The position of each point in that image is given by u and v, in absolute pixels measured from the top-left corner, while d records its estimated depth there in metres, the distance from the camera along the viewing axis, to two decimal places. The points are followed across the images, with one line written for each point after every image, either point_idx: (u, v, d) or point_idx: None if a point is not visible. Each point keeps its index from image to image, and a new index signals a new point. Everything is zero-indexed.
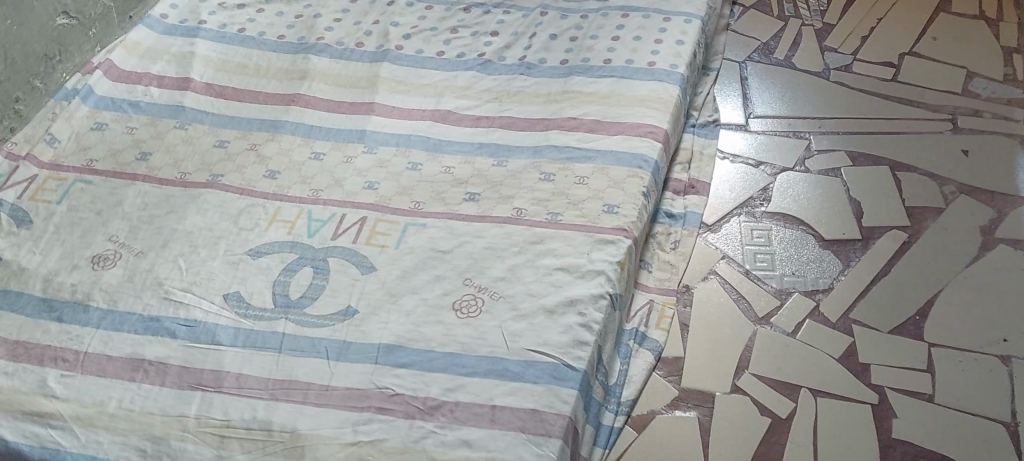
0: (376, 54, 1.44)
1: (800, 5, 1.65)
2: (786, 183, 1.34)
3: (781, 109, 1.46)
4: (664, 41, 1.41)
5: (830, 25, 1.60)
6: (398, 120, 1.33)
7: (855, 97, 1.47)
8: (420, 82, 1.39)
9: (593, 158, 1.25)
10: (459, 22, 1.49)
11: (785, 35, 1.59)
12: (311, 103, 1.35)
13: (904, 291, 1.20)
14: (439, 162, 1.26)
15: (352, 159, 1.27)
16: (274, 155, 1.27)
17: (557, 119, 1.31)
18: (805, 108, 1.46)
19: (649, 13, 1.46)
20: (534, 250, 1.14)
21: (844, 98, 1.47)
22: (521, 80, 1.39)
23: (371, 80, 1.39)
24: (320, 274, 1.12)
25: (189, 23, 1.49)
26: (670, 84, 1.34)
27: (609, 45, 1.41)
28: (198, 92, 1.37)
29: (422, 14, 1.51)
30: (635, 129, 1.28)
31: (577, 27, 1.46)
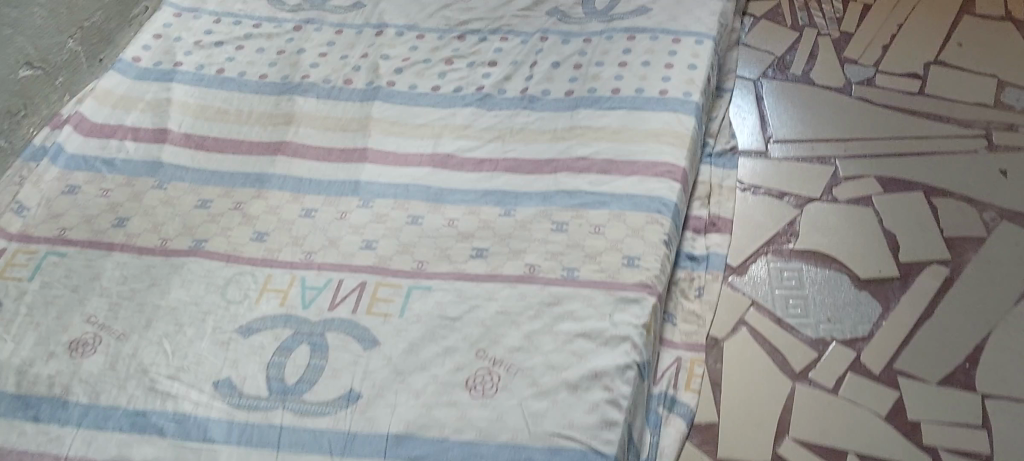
0: (366, 92, 1.34)
1: (814, 12, 1.54)
2: (814, 215, 1.25)
3: (802, 131, 1.36)
4: (675, 66, 1.31)
5: (848, 34, 1.50)
6: (394, 168, 1.23)
7: (880, 114, 1.37)
8: (416, 122, 1.29)
9: (608, 202, 1.16)
10: (453, 52, 1.38)
11: (801, 47, 1.49)
12: (299, 151, 1.26)
13: (950, 335, 1.11)
14: (441, 214, 1.17)
15: (346, 215, 1.17)
16: (261, 214, 1.18)
17: (565, 159, 1.22)
18: (828, 129, 1.36)
19: (657, 33, 1.36)
20: (552, 314, 1.04)
21: (868, 116, 1.37)
22: (524, 116, 1.29)
23: (362, 121, 1.30)
24: (318, 352, 1.02)
25: (163, 65, 1.38)
26: (684, 115, 1.25)
27: (617, 73, 1.32)
28: (176, 145, 1.27)
29: (413, 43, 1.40)
30: (650, 168, 1.19)
31: (581, 53, 1.36)
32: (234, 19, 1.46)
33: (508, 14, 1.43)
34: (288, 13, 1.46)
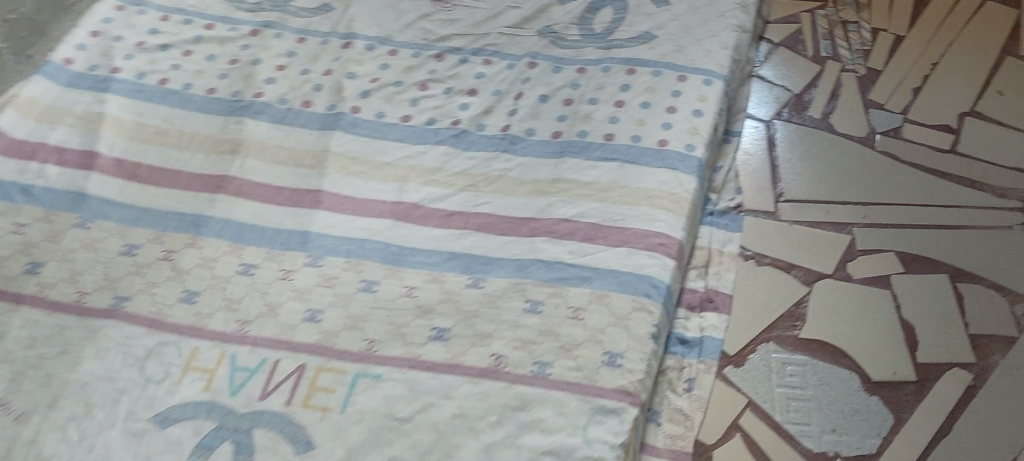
0: (327, 118, 1.18)
1: (839, 42, 1.38)
2: (824, 296, 1.11)
3: (817, 189, 1.21)
4: (679, 110, 1.16)
5: (875, 72, 1.34)
6: (350, 217, 1.08)
7: (906, 174, 1.22)
8: (379, 160, 1.14)
9: (590, 279, 1.01)
10: (428, 75, 1.22)
11: (821, 84, 1.33)
12: (243, 190, 1.11)
13: (971, 456, 0.96)
14: (400, 280, 1.02)
15: (290, 274, 1.02)
16: (192, 268, 1.03)
17: (546, 220, 1.08)
18: (846, 189, 1.21)
19: (661, 68, 1.20)
20: (516, 420, 0.90)
21: (892, 175, 1.22)
22: (503, 161, 1.14)
23: (319, 155, 1.14)
24: (243, 455, 0.88)
25: (98, 70, 1.22)
26: (684, 174, 1.10)
27: (611, 114, 1.17)
28: (105, 173, 1.12)
29: (384, 60, 1.24)
30: (641, 239, 1.04)
31: (573, 85, 1.20)
32: (185, 17, 1.29)
33: (493, 31, 1.26)
34: (246, 13, 1.30)
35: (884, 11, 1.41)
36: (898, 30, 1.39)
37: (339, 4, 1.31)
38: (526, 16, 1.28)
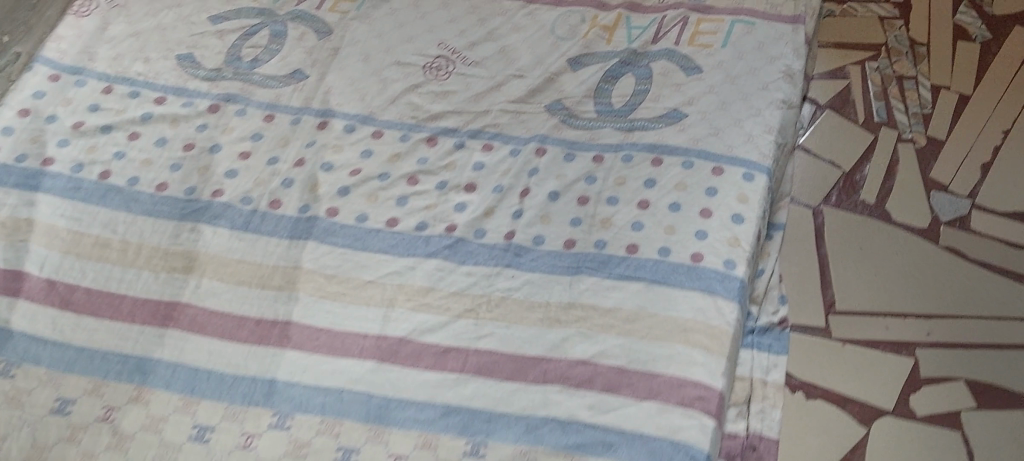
0: (299, 224, 1.00)
1: (894, 103, 1.19)
2: (884, 437, 0.94)
3: (873, 298, 1.04)
4: (715, 215, 0.98)
5: (937, 143, 1.16)
6: (325, 357, 0.90)
7: (975, 278, 1.05)
8: (359, 278, 0.97)
9: (615, 447, 0.84)
10: (418, 165, 1.04)
11: (876, 158, 1.15)
12: (197, 322, 0.93)
13: None
14: (385, 447, 0.85)
15: (252, 441, 0.85)
16: (136, 432, 0.86)
17: (559, 360, 0.90)
18: (907, 298, 1.04)
19: (692, 157, 1.02)
20: None
21: (958, 279, 1.05)
22: (506, 278, 0.96)
23: (288, 273, 0.97)
24: None
25: (28, 161, 1.03)
26: (723, 300, 0.92)
27: (634, 218, 0.99)
28: (34, 300, 0.94)
29: (366, 145, 1.06)
30: (674, 390, 0.87)
31: (588, 179, 1.03)
32: (131, 87, 1.10)
33: (494, 108, 1.08)
34: (203, 82, 1.10)
35: (946, 62, 1.23)
36: (962, 88, 1.20)
37: (313, 70, 1.12)
38: (531, 88, 1.09)
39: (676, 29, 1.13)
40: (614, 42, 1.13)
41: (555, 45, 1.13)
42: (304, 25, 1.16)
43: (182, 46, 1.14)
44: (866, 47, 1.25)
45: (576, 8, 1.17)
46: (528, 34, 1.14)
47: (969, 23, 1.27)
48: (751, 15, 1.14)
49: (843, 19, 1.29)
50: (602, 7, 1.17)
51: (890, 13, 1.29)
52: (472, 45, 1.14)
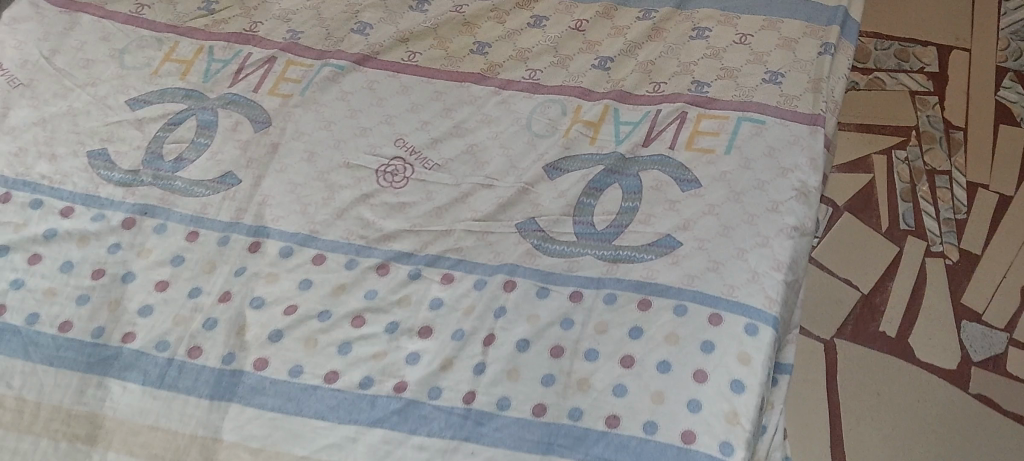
0: (223, 380, 0.85)
1: (924, 206, 1.21)
2: None
3: (884, 434, 1.04)
4: (710, 378, 0.82)
5: (967, 257, 1.17)
6: None
7: (998, 429, 1.04)
8: (290, 452, 0.81)
9: None
10: (365, 300, 0.89)
11: (899, 281, 1.15)
12: None
13: None
14: None
15: None
16: None
17: None
18: (921, 441, 1.04)
19: (685, 300, 0.86)
20: None
21: (978, 432, 1.04)
22: (464, 455, 0.80)
23: (209, 444, 0.81)
24: None
25: None
26: None
27: (615, 380, 0.83)
28: None
29: (306, 273, 0.90)
30: None
31: (564, 322, 0.87)
32: (32, 195, 0.94)
33: (457, 226, 0.93)
34: (118, 188, 0.94)
35: (987, 134, 1.25)
36: (1002, 187, 1.22)
37: (248, 172, 0.96)
38: (502, 202, 0.94)
39: (671, 129, 0.97)
40: (599, 142, 0.97)
41: (531, 144, 0.97)
42: (238, 113, 0.99)
43: (94, 139, 0.97)
44: (891, 129, 1.28)
45: (556, 96, 1.00)
46: (500, 129, 0.98)
47: (1013, 101, 1.28)
48: (762, 111, 0.96)
49: (870, 93, 1.32)
50: (586, 96, 1.00)
51: (924, 86, 1.31)
52: (434, 142, 0.98)
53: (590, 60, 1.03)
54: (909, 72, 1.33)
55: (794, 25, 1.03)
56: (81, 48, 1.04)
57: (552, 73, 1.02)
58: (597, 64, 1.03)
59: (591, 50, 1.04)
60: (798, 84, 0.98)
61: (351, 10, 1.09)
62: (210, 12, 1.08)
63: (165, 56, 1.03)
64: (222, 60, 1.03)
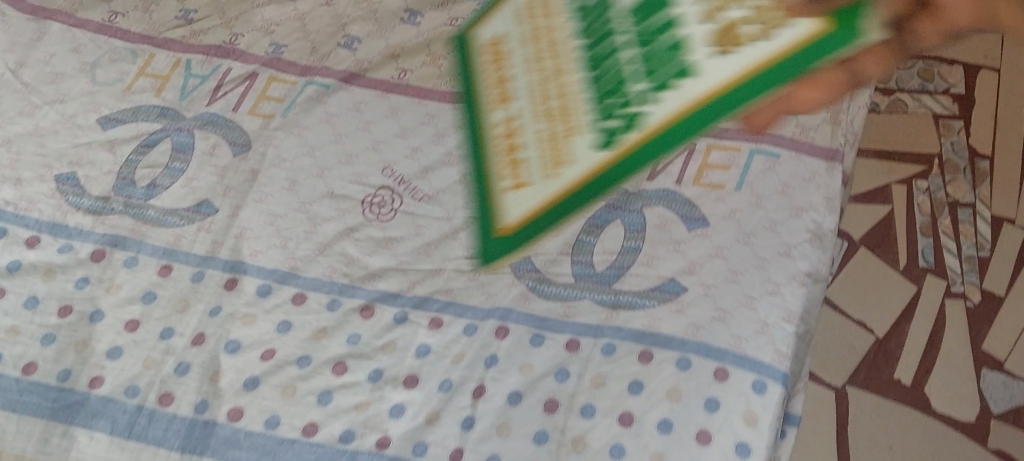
0: (193, 431, 0.78)
1: (945, 241, 1.15)
2: None
3: None
4: (716, 441, 0.75)
5: (991, 298, 1.11)
6: None
7: None
8: None
9: None
10: (348, 346, 0.83)
11: (915, 323, 1.09)
12: None
13: None
14: None
15: None
16: None
17: None
18: None
19: (688, 353, 0.80)
20: None
21: None
22: None
23: None
24: None
25: None
26: None
27: (614, 440, 0.76)
28: None
29: (285, 314, 0.84)
30: None
31: (559, 373, 0.81)
32: None
33: (447, 265, 0.87)
34: (87, 216, 0.89)
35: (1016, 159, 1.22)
36: None
37: (225, 200, 0.90)
38: None
39: (678, 162, 0.91)
40: None
41: None
42: (216, 134, 0.94)
43: (62, 162, 0.92)
44: (914, 156, 1.24)
45: None
46: None
47: None
48: (775, 143, 0.91)
49: (892, 116, 1.28)
50: None
51: (948, 108, 1.28)
52: (426, 170, 0.93)
53: None
54: (935, 94, 1.29)
55: None
56: (49, 60, 0.99)
57: None
58: None
59: None
60: (814, 117, 0.92)
61: (338, 23, 1.04)
62: (188, 22, 1.03)
63: (140, 70, 0.98)
64: (200, 75, 0.99)
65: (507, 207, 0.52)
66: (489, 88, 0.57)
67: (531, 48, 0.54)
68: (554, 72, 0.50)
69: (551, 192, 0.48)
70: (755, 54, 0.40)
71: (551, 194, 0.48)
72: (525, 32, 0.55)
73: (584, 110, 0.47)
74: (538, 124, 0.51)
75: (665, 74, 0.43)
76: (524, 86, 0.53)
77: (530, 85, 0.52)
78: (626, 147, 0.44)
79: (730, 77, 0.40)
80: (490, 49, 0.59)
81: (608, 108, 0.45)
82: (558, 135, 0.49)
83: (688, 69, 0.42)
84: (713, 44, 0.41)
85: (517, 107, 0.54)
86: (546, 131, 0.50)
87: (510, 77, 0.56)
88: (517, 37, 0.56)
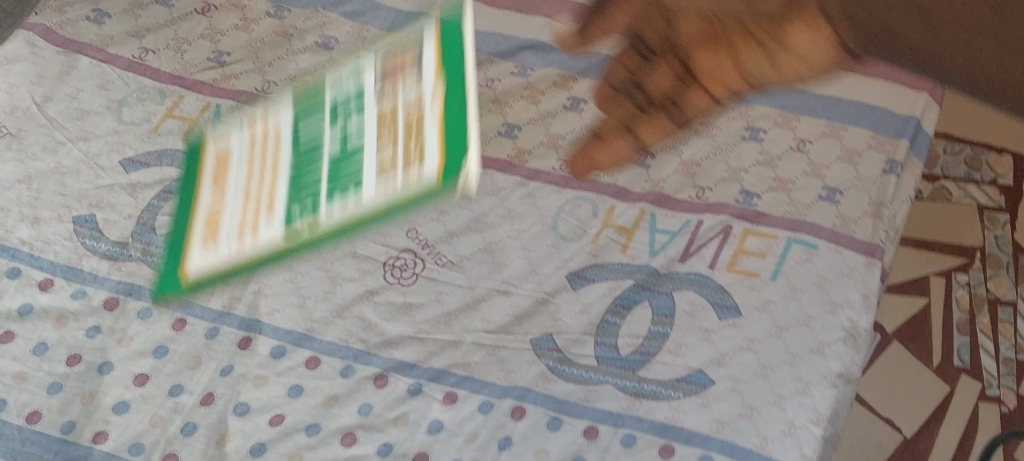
0: None
1: (982, 340, 1.12)
2: None
3: None
4: None
5: None
6: None
7: None
8: None
9: None
10: (359, 417, 0.80)
11: (948, 426, 1.06)
12: None
13: None
14: None
15: None
16: None
17: None
18: None
19: (712, 451, 0.76)
20: None
21: None
22: None
23: None
24: None
25: None
26: None
27: None
28: None
29: (298, 379, 0.82)
30: None
31: None
32: (11, 262, 0.87)
33: (467, 338, 0.84)
34: (102, 261, 0.87)
35: None
36: None
37: None
38: (518, 313, 0.85)
39: (713, 245, 0.88)
40: (631, 250, 0.89)
41: (556, 247, 0.89)
42: None
43: (82, 203, 0.91)
44: (952, 248, 1.20)
45: (588, 193, 0.93)
46: (523, 228, 0.91)
47: None
48: (813, 233, 0.88)
49: (935, 205, 1.23)
50: (622, 196, 0.92)
51: (995, 200, 1.23)
52: (451, 236, 0.91)
53: None
54: (981, 184, 1.24)
55: (858, 135, 0.95)
56: (77, 95, 0.98)
57: None
58: None
59: None
60: (857, 207, 0.89)
61: None
62: (220, 65, 1.02)
63: (168, 112, 0.98)
64: None
65: (207, 256, 0.59)
66: (222, 182, 0.65)
67: (260, 154, 0.62)
68: (268, 173, 0.60)
69: (242, 255, 0.56)
70: (389, 190, 0.49)
71: (251, 247, 0.56)
72: (251, 150, 0.64)
73: (279, 198, 0.57)
74: (264, 189, 0.59)
75: (335, 186, 0.53)
76: (236, 178, 0.63)
77: (251, 182, 0.61)
78: (303, 233, 0.53)
79: (368, 206, 0.50)
80: (230, 153, 0.66)
81: (298, 196, 0.55)
82: (275, 198, 0.57)
83: (355, 184, 0.52)
84: (381, 176, 0.51)
85: (248, 178, 0.62)
86: (245, 208, 0.59)
87: (244, 172, 0.63)
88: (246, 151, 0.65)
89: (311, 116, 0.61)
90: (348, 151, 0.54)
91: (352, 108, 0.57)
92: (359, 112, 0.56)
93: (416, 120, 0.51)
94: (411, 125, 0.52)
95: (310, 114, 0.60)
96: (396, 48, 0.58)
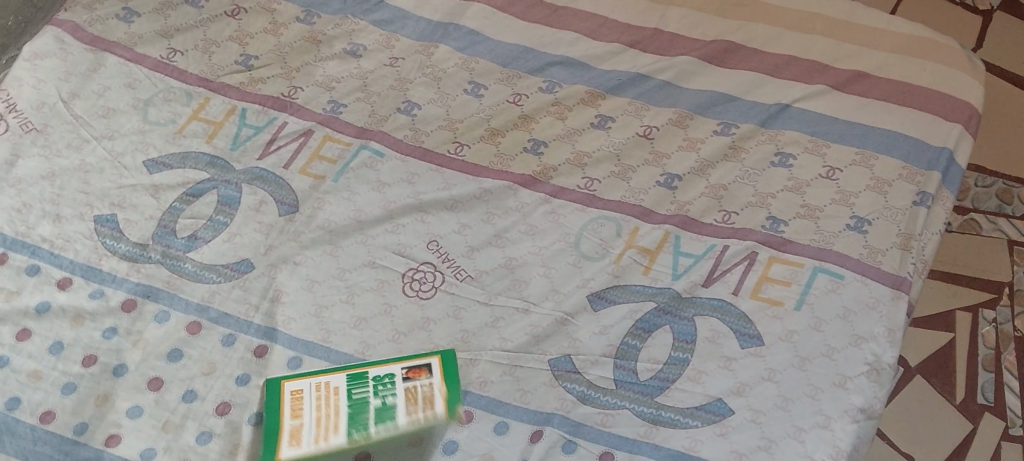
0: None
1: (1009, 378, 1.09)
2: None
3: None
4: None
5: None
6: None
7: None
8: None
9: None
10: None
11: None
12: None
13: None
14: None
15: None
16: None
17: None
18: None
19: None
20: None
21: None
22: None
23: None
24: None
25: None
26: None
27: None
28: None
29: None
30: None
31: None
32: (30, 259, 0.87)
33: (483, 356, 0.83)
34: (122, 262, 0.87)
35: None
36: None
37: (264, 259, 0.88)
38: (536, 333, 0.84)
39: (738, 270, 0.87)
40: (654, 272, 0.87)
41: (577, 266, 0.88)
42: (264, 190, 0.92)
43: (104, 203, 0.90)
44: (979, 282, 1.16)
45: (612, 213, 0.92)
46: (545, 244, 0.90)
47: None
48: (840, 263, 0.86)
49: (963, 237, 1.20)
50: (646, 217, 0.91)
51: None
52: (472, 250, 0.89)
53: (655, 175, 0.94)
54: (1010, 218, 1.21)
55: (886, 164, 0.93)
56: (103, 93, 0.98)
57: (611, 185, 0.94)
58: (662, 181, 0.94)
59: (658, 162, 0.96)
60: (885, 238, 0.88)
61: (401, 86, 1.02)
62: (247, 68, 1.02)
63: (193, 114, 0.97)
64: (254, 126, 0.97)
65: (300, 454, 0.73)
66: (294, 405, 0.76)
67: (322, 406, 0.76)
68: (334, 410, 0.76)
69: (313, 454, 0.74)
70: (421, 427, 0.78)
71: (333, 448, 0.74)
72: (320, 401, 0.76)
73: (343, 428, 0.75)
74: (332, 423, 0.75)
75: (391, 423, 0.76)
76: (308, 410, 0.76)
77: (325, 420, 0.75)
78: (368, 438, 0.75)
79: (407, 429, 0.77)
80: (303, 396, 0.77)
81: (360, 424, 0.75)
82: (344, 441, 0.74)
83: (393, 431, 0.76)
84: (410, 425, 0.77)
85: (319, 420, 0.75)
86: (322, 421, 0.75)
87: (314, 415, 0.75)
88: (319, 396, 0.77)
89: (364, 382, 0.78)
90: (390, 416, 0.76)
91: (383, 389, 0.77)
92: (393, 396, 0.77)
93: (429, 400, 0.77)
94: (426, 399, 0.77)
95: (363, 381, 0.78)
96: (413, 358, 0.80)
